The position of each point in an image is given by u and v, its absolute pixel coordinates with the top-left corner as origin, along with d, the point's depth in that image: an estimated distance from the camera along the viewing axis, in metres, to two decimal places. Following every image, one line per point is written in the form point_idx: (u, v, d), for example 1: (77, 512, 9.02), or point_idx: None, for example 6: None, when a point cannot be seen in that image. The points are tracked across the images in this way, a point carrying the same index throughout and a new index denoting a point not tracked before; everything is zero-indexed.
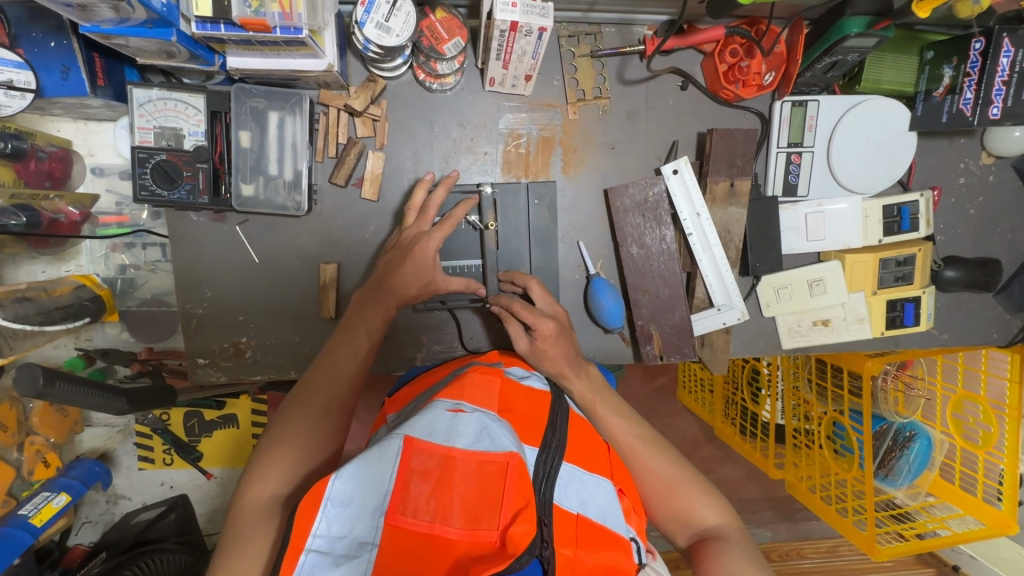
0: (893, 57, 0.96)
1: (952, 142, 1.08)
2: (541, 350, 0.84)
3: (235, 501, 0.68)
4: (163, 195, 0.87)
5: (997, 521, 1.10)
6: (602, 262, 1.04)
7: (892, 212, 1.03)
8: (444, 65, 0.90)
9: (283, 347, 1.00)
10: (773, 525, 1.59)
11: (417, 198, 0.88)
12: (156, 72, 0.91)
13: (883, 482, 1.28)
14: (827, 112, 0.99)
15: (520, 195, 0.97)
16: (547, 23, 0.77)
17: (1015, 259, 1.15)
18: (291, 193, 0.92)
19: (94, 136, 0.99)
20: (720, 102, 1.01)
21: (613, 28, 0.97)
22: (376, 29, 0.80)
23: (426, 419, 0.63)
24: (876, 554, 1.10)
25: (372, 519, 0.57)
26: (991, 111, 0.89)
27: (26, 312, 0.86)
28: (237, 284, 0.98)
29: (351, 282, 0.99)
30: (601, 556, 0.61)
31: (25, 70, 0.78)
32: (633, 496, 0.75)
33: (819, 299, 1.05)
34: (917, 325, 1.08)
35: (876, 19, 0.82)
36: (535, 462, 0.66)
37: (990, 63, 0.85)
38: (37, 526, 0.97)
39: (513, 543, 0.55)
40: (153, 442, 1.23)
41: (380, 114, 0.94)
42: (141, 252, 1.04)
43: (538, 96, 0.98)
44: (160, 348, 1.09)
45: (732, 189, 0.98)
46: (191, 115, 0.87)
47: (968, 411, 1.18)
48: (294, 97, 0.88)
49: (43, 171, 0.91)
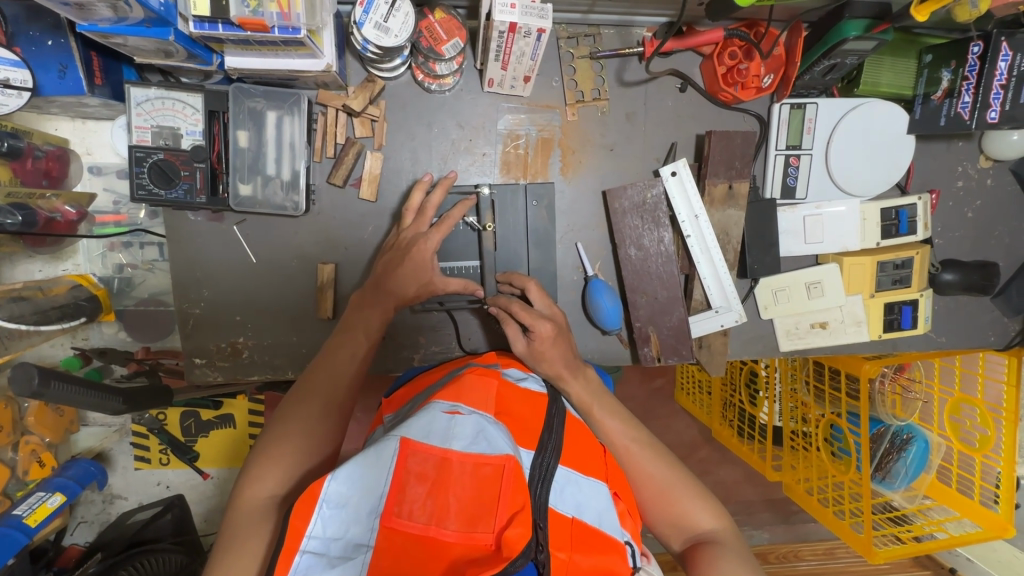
0: (892, 61, 0.96)
1: (951, 145, 1.08)
2: (539, 351, 0.84)
3: (232, 501, 0.68)
4: (161, 194, 0.87)
5: (994, 524, 1.10)
6: (600, 263, 1.04)
7: (890, 216, 1.03)
8: (443, 66, 0.90)
9: (281, 348, 1.00)
10: (770, 527, 1.59)
11: (414, 199, 0.88)
12: (154, 71, 0.91)
13: (880, 485, 1.28)
14: (826, 115, 0.99)
15: (518, 196, 0.97)
16: (546, 24, 0.77)
17: (1013, 262, 1.15)
18: (289, 193, 0.92)
19: (92, 135, 0.98)
20: (719, 104, 1.01)
21: (612, 30, 0.97)
22: (375, 29, 0.80)
23: (423, 420, 0.63)
24: (872, 557, 1.10)
25: (368, 521, 0.57)
26: (989, 115, 0.89)
27: (22, 312, 0.87)
28: (235, 284, 0.98)
29: (349, 283, 0.99)
30: (597, 560, 0.60)
31: (23, 69, 0.78)
32: (629, 500, 0.75)
33: (817, 302, 1.05)
34: (915, 328, 1.08)
35: (875, 22, 0.82)
36: (531, 465, 0.66)
37: (988, 67, 0.86)
38: (32, 526, 0.97)
39: (508, 546, 0.55)
40: (150, 442, 1.23)
41: (378, 114, 0.94)
42: (138, 251, 1.04)
43: (537, 97, 0.98)
44: (157, 348, 1.08)
45: (731, 192, 0.98)
46: (189, 114, 0.87)
47: (965, 414, 1.19)
48: (292, 97, 0.88)
49: (41, 170, 0.91)
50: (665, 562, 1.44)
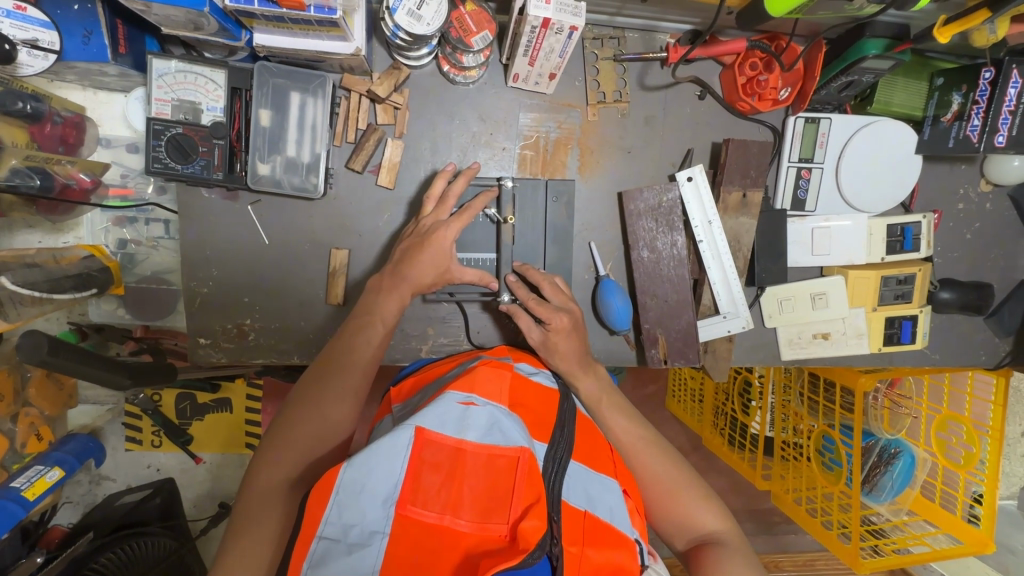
0: (904, 81, 0.99)
1: (954, 167, 1.11)
2: (553, 343, 0.87)
3: (247, 482, 0.69)
4: (176, 168, 0.86)
5: (975, 539, 1.14)
6: (612, 263, 1.05)
7: (895, 232, 1.06)
8: (470, 57, 0.89)
9: (287, 332, 0.99)
10: (753, 537, 1.61)
11: (436, 187, 0.88)
12: (177, 44, 0.89)
13: (866, 497, 1.29)
14: (839, 131, 1.01)
15: (538, 192, 0.98)
16: (578, 23, 0.77)
17: (1008, 284, 1.18)
18: (308, 175, 0.91)
19: (103, 106, 0.96)
20: (736, 114, 1.03)
21: (637, 34, 0.98)
22: (407, 16, 0.79)
23: (437, 410, 0.61)
24: (859, 568, 1.11)
25: (383, 509, 0.55)
26: (996, 139, 0.92)
27: (35, 278, 0.84)
28: (245, 265, 0.96)
29: (361, 269, 0.98)
30: (608, 555, 0.59)
31: (51, 31, 0.78)
32: (636, 497, 0.73)
33: (820, 313, 1.07)
34: (913, 343, 1.11)
35: (894, 42, 0.85)
36: (544, 459, 0.65)
37: (998, 92, 0.89)
38: (30, 499, 0.91)
39: (524, 538, 0.54)
40: (142, 423, 1.22)
41: (402, 102, 0.94)
42: (143, 228, 1.01)
43: (560, 95, 0.99)
44: (156, 327, 1.06)
45: (745, 200, 1.00)
46: (211, 90, 0.86)
47: (951, 431, 1.21)
48: (317, 79, 0.88)
49: (57, 136, 0.89)
50: (668, 566, 1.47)
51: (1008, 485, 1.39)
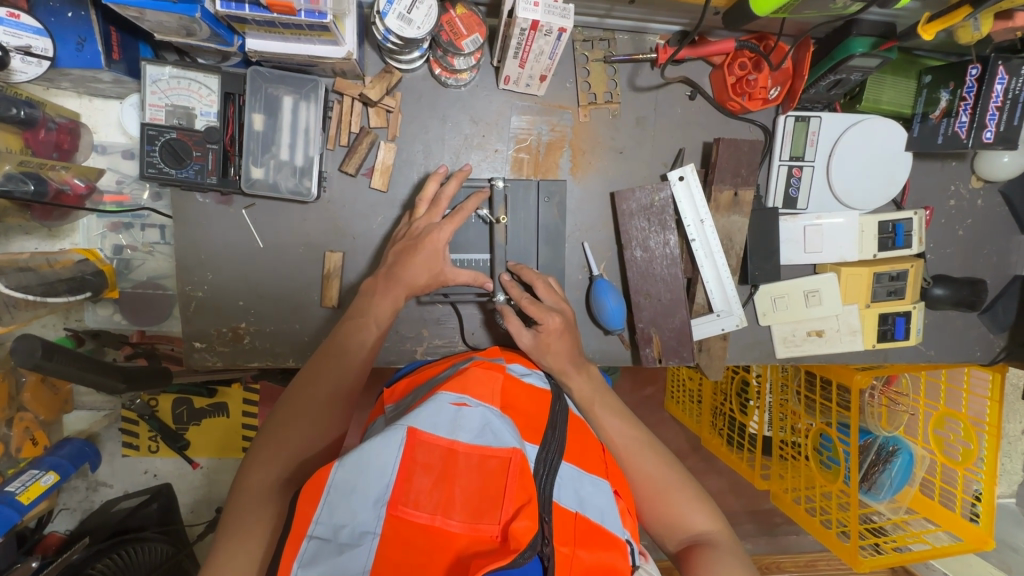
0: (893, 79, 1.00)
1: (945, 164, 1.12)
2: (545, 343, 0.88)
3: (239, 482, 0.69)
4: (171, 173, 0.86)
5: (974, 536, 1.13)
6: (605, 264, 1.05)
7: (887, 229, 1.06)
8: (461, 61, 0.90)
9: (283, 336, 0.99)
10: (753, 538, 1.61)
11: (428, 190, 0.89)
12: (171, 50, 0.91)
13: (864, 495, 1.29)
14: (828, 129, 1.02)
15: (530, 192, 0.98)
16: (567, 24, 0.78)
17: (1001, 280, 1.18)
18: (301, 178, 0.92)
19: (98, 113, 0.97)
20: (726, 113, 1.04)
21: (626, 36, 0.99)
22: (398, 20, 0.80)
23: (430, 410, 0.61)
24: (858, 566, 1.11)
25: (374, 510, 0.55)
26: (985, 135, 0.93)
27: (28, 283, 0.84)
28: (239, 268, 0.97)
29: (355, 273, 0.99)
30: (599, 555, 0.58)
31: (44, 38, 0.79)
32: (629, 499, 0.73)
33: (814, 310, 1.07)
34: (907, 339, 1.11)
35: (881, 40, 0.86)
36: (536, 460, 0.64)
37: (985, 88, 0.90)
38: (25, 504, 0.91)
39: (515, 538, 0.53)
40: (139, 428, 1.23)
41: (394, 105, 0.94)
42: (139, 233, 1.02)
43: (552, 96, 1.00)
44: (152, 332, 1.06)
45: (736, 199, 1.00)
46: (204, 95, 0.87)
47: (949, 428, 1.19)
48: (310, 84, 0.89)
49: (52, 142, 0.90)
50: (666, 568, 1.46)
51: (1008, 483, 1.38)
